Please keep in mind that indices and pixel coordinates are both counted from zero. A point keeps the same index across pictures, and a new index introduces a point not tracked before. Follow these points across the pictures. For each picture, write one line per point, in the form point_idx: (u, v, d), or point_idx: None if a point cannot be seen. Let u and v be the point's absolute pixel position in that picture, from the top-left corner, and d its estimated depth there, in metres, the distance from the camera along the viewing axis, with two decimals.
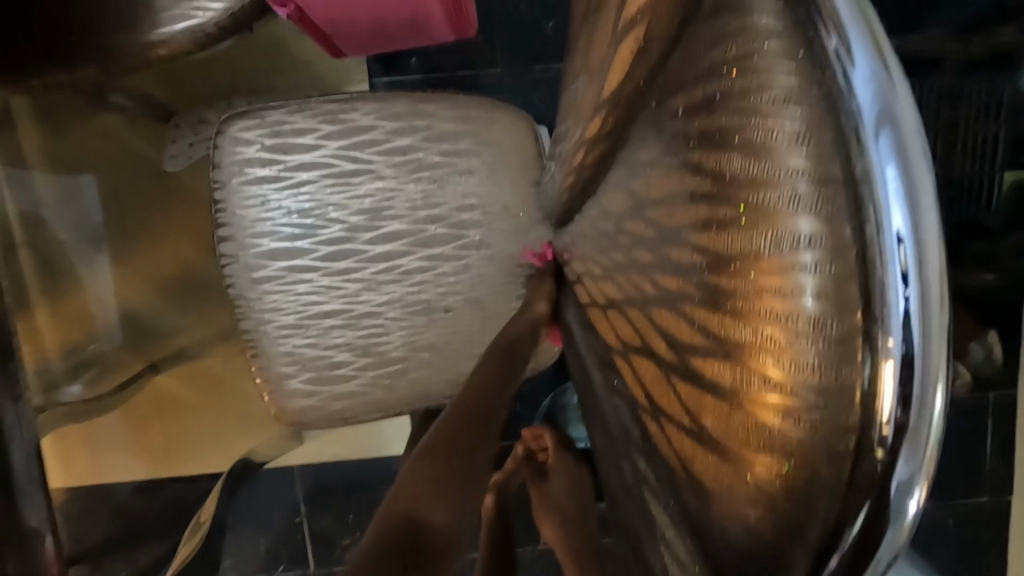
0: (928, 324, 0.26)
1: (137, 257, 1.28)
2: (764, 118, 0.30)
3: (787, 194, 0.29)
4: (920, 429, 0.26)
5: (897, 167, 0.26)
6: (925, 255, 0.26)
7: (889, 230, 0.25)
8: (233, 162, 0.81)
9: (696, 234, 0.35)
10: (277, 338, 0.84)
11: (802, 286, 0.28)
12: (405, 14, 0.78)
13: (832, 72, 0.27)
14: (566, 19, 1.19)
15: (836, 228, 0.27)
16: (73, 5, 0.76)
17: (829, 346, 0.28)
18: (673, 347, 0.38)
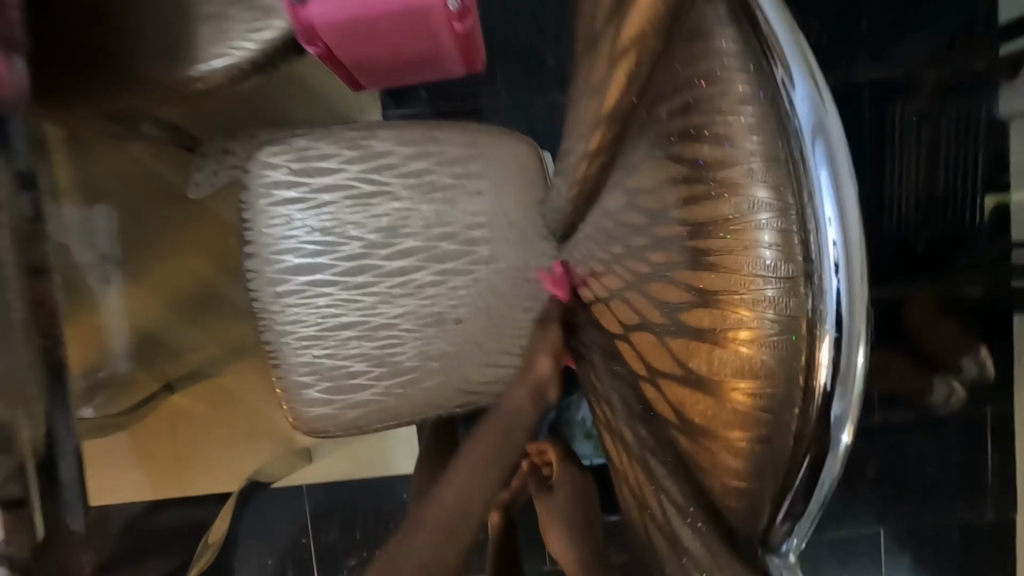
0: (852, 297, 0.31)
1: (157, 277, 1.32)
2: (728, 119, 0.35)
3: (747, 179, 0.34)
4: (850, 380, 0.31)
5: (830, 170, 0.31)
6: (849, 241, 0.31)
7: (823, 218, 0.31)
8: (260, 184, 0.87)
9: (678, 211, 0.41)
10: (296, 349, 0.89)
11: (759, 258, 0.34)
12: (421, 50, 0.85)
13: (780, 82, 0.32)
14: (565, 54, 1.28)
15: (784, 211, 0.33)
16: (121, 44, 0.83)
17: (782, 310, 0.33)
18: (664, 312, 0.44)
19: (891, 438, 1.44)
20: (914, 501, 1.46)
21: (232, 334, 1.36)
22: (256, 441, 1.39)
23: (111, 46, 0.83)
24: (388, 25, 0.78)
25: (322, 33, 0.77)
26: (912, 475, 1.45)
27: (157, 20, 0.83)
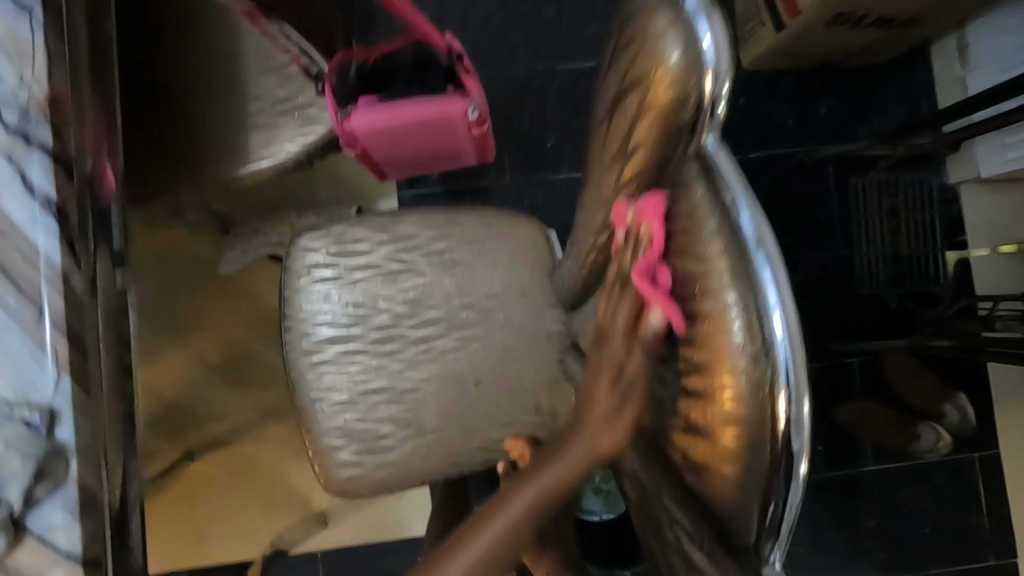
0: (796, 357, 0.43)
1: (187, 349, 1.43)
2: (700, 232, 0.48)
3: (717, 275, 0.47)
4: (801, 419, 0.43)
5: (772, 271, 0.44)
6: (788, 321, 0.43)
7: (770, 304, 0.44)
8: (301, 265, 0.98)
9: (674, 294, 0.52)
10: (330, 414, 0.97)
11: (732, 333, 0.46)
12: (442, 147, 0.99)
13: (733, 209, 0.46)
14: (562, 138, 1.44)
15: (745, 298, 0.45)
16: (185, 150, 0.97)
17: (749, 369, 0.45)
18: (669, 372, 0.55)
19: (884, 484, 1.51)
20: (916, 548, 1.50)
21: (256, 401, 1.44)
22: (274, 510, 1.42)
23: (176, 152, 0.97)
24: (418, 129, 0.92)
25: (361, 138, 0.90)
26: (910, 521, 1.51)
27: (216, 130, 0.97)
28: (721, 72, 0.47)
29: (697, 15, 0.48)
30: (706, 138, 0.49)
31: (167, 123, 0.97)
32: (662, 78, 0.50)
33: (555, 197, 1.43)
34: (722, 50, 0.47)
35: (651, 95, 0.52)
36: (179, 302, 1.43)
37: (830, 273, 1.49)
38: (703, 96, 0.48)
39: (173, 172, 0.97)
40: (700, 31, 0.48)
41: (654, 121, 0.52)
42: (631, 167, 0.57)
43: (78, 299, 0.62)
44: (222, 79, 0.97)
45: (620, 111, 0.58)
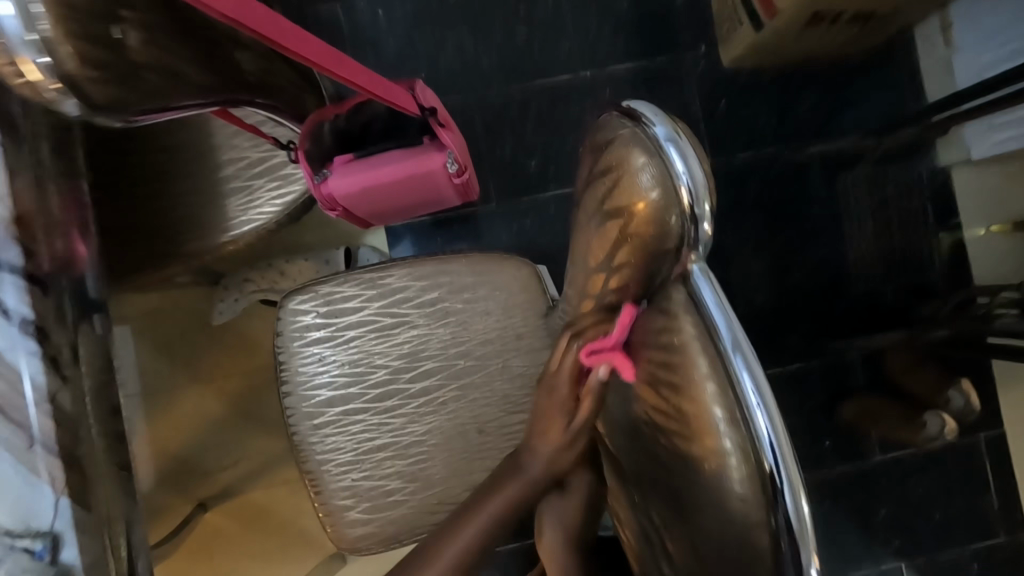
0: (785, 454, 0.42)
1: (188, 403, 1.42)
2: (677, 326, 0.47)
3: (698, 373, 0.45)
4: (803, 519, 0.41)
5: (749, 367, 0.43)
6: (773, 416, 0.42)
7: (751, 401, 0.43)
8: (292, 329, 0.98)
9: (655, 384, 0.51)
10: (336, 475, 0.97)
11: (716, 429, 0.44)
12: (424, 197, 0.97)
13: (704, 304, 0.46)
14: (546, 158, 1.41)
15: (726, 395, 0.44)
16: (161, 223, 0.95)
17: (739, 465, 0.43)
18: (660, 459, 0.53)
19: (891, 473, 1.52)
20: (928, 533, 1.52)
21: (262, 449, 1.43)
22: (290, 555, 1.43)
23: (153, 226, 0.95)
24: (398, 186, 0.91)
25: (341, 200, 0.89)
26: (919, 509, 1.52)
27: (192, 200, 0.96)
28: (698, 192, 0.47)
29: (665, 140, 0.48)
30: (690, 259, 0.48)
31: (148, 197, 0.94)
32: (641, 202, 0.50)
33: (545, 220, 1.41)
34: (698, 172, 0.47)
35: (633, 222, 0.52)
36: (176, 357, 1.42)
37: (824, 271, 1.49)
38: (682, 208, 0.47)
39: (152, 247, 0.95)
40: (671, 158, 0.48)
41: (635, 241, 0.52)
42: (615, 278, 0.56)
43: (68, 418, 0.62)
44: (197, 150, 0.95)
45: (601, 231, 0.57)
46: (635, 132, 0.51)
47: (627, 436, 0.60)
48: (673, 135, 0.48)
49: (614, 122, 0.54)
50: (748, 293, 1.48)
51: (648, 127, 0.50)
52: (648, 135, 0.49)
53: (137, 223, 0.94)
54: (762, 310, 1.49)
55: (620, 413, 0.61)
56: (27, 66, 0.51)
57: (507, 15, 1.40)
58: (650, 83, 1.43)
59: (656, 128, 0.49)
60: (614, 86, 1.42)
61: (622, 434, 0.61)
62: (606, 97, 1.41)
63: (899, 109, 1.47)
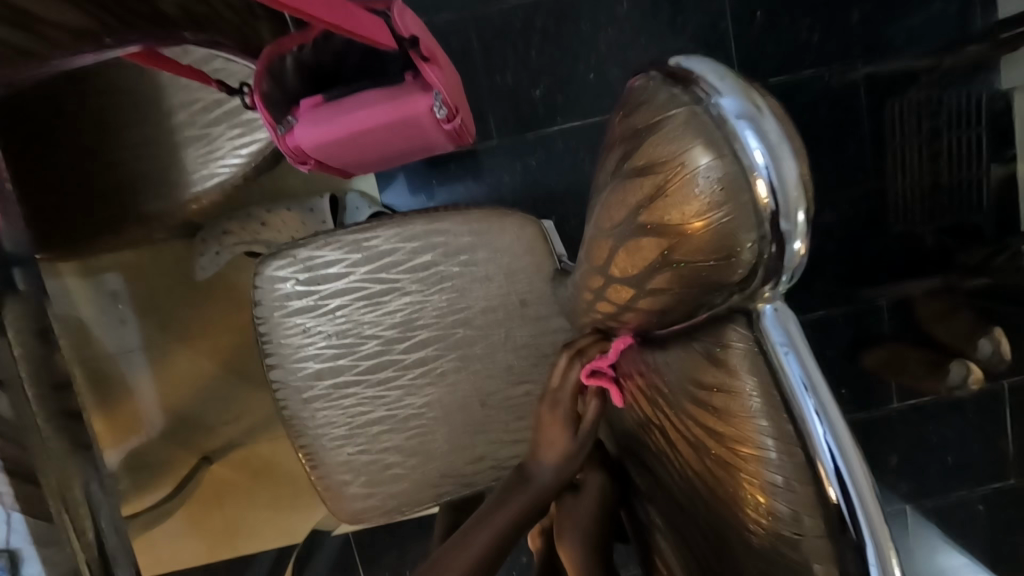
0: (860, 494, 0.34)
1: (181, 360, 1.37)
2: (732, 373, 0.39)
3: (753, 423, 0.38)
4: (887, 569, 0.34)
5: (824, 420, 0.35)
6: (858, 482, 0.35)
7: (827, 466, 0.35)
8: (272, 297, 0.89)
9: (696, 400, 0.43)
10: (332, 449, 0.92)
11: (766, 457, 0.37)
12: (411, 146, 0.84)
13: (768, 346, 0.37)
14: (553, 86, 1.23)
15: (795, 456, 0.36)
16: (113, 181, 0.85)
17: (793, 501, 0.37)
18: (694, 479, 0.46)
19: (908, 420, 1.47)
20: (940, 476, 1.48)
21: (259, 405, 1.40)
22: (301, 502, 1.44)
23: (105, 185, 0.85)
24: (382, 136, 0.78)
25: (311, 152, 0.78)
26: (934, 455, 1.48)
27: (145, 154, 0.85)
28: (790, 201, 0.34)
29: (738, 122, 0.34)
30: (765, 293, 0.37)
31: (88, 151, 0.84)
32: (695, 217, 0.36)
33: (552, 158, 1.26)
34: (790, 171, 0.34)
35: (685, 241, 0.37)
36: (163, 313, 1.35)
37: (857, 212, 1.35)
38: (761, 213, 0.34)
39: (106, 208, 0.86)
40: (747, 137, 0.34)
41: (683, 269, 0.38)
42: (648, 302, 0.43)
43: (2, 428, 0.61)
44: (146, 100, 0.84)
45: (630, 243, 0.41)
46: (692, 108, 0.36)
47: (661, 456, 0.52)
48: (753, 114, 0.34)
49: (658, 92, 0.39)
50: None
51: (709, 104, 0.36)
52: (713, 113, 0.35)
53: (89, 182, 0.85)
54: None
55: (652, 430, 0.53)
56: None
57: None
58: None
59: (726, 105, 0.35)
60: None
61: (657, 453, 0.53)
62: (622, 11, 1.21)
63: (959, 22, 1.26)
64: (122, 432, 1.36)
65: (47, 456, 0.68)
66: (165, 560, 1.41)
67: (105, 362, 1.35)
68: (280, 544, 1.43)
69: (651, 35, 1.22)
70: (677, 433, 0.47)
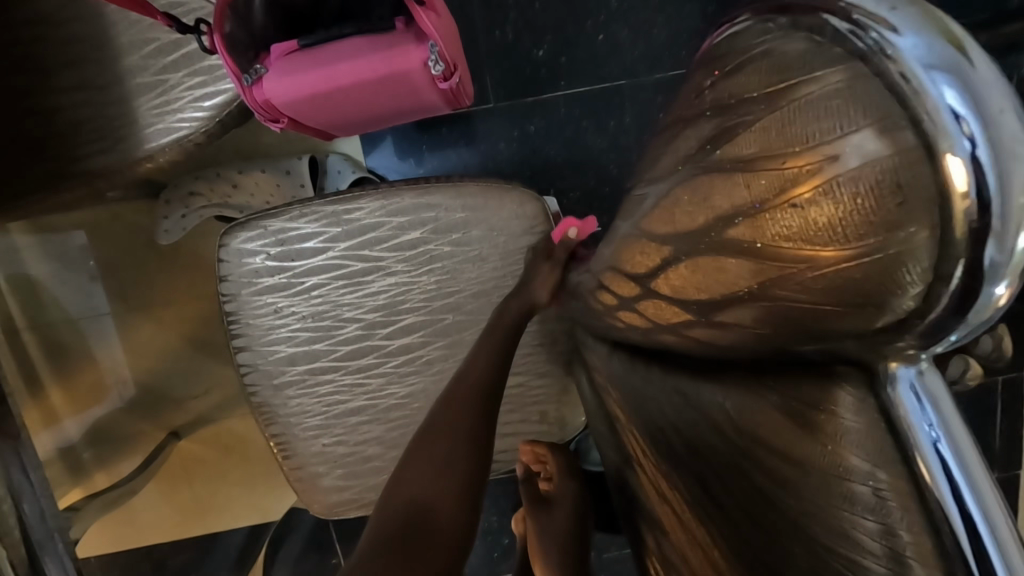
0: (987, 512, 0.29)
1: (140, 329, 1.27)
2: (833, 443, 0.35)
3: (850, 474, 0.34)
4: None
5: (951, 456, 0.30)
6: (984, 499, 0.29)
7: (941, 483, 0.30)
8: (241, 274, 0.80)
9: (766, 448, 0.39)
10: (306, 439, 0.84)
11: (855, 490, 0.35)
12: (403, 104, 0.73)
13: (897, 411, 0.31)
14: (558, 43, 1.12)
15: (903, 493, 0.32)
16: (51, 131, 0.74)
17: (880, 533, 0.34)
18: (727, 516, 0.42)
19: None
20: None
21: (229, 379, 1.31)
22: (274, 480, 1.32)
23: (43, 135, 0.75)
24: (367, 94, 0.68)
25: (283, 110, 0.68)
26: None
27: (87, 103, 0.74)
28: (1012, 214, 0.25)
29: (929, 74, 0.25)
30: (927, 347, 0.30)
31: (23, 94, 0.73)
32: (834, 245, 0.30)
33: (555, 125, 1.15)
34: (1021, 171, 0.25)
35: (817, 275, 0.32)
36: (121, 278, 1.24)
37: None
38: (974, 218, 0.25)
39: (44, 162, 0.76)
40: (938, 92, 0.25)
41: (781, 303, 0.34)
42: (706, 333, 0.41)
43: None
44: (89, 39, 0.72)
45: (714, 259, 0.39)
46: (856, 68, 0.28)
47: (683, 474, 0.46)
48: (952, 63, 0.26)
49: (791, 42, 0.32)
50: None
51: (884, 61, 0.27)
52: (886, 65, 0.27)
53: (24, 132, 0.74)
54: None
55: (674, 459, 0.47)
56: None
57: None
58: None
59: (906, 45, 0.26)
60: None
61: (678, 476, 0.47)
62: None
63: None
64: (85, 400, 1.28)
65: None
66: (128, 535, 1.31)
67: (64, 327, 1.25)
68: (248, 523, 1.32)
69: None
70: (719, 461, 0.43)
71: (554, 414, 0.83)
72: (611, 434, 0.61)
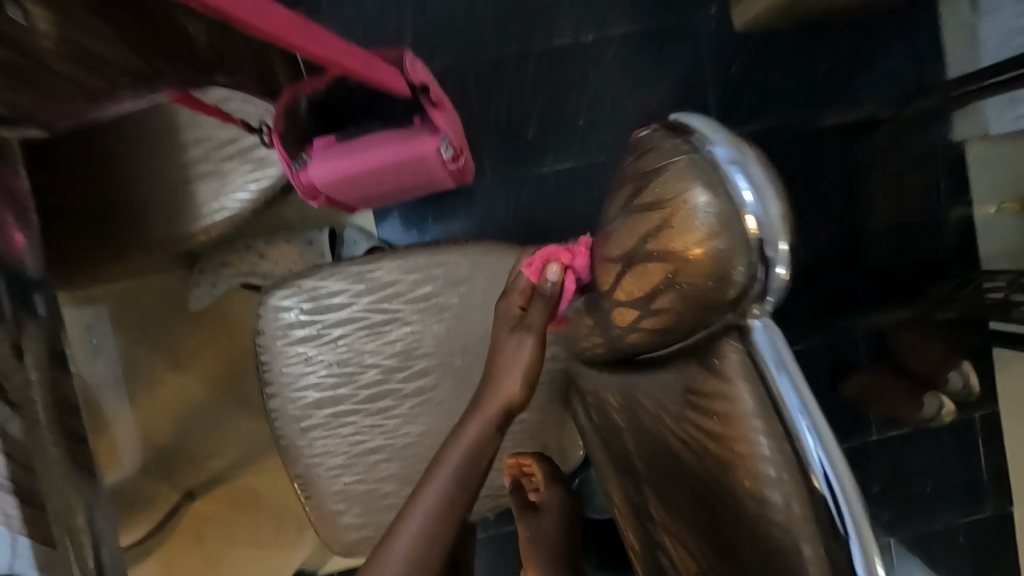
0: (838, 471, 0.39)
1: (164, 391, 1.35)
2: (728, 379, 0.43)
3: (748, 431, 0.42)
4: (866, 535, 0.38)
5: (810, 421, 0.39)
6: (836, 464, 0.39)
7: (808, 449, 0.39)
8: (275, 327, 0.91)
9: (692, 410, 0.47)
10: (328, 478, 0.92)
11: (762, 465, 0.41)
12: (415, 182, 0.89)
13: (773, 386, 0.41)
14: (544, 125, 1.32)
15: (783, 451, 0.40)
16: (123, 211, 0.89)
17: (777, 493, 0.41)
18: (686, 490, 0.50)
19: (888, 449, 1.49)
20: (922, 506, 1.49)
21: (249, 435, 1.38)
22: (287, 535, 1.37)
23: (116, 213, 0.88)
24: (389, 175, 0.84)
25: (322, 189, 0.83)
26: (914, 484, 1.50)
27: (156, 187, 0.89)
28: (774, 233, 0.40)
29: (728, 167, 0.42)
30: (756, 311, 0.42)
31: (104, 182, 0.88)
32: (695, 246, 0.44)
33: (544, 194, 1.32)
34: (774, 208, 0.41)
35: (684, 269, 0.45)
36: (152, 342, 1.35)
37: (836, 247, 1.42)
38: (751, 237, 0.41)
39: (115, 237, 0.89)
40: (738, 185, 0.41)
41: (685, 288, 0.45)
42: (650, 322, 0.50)
43: (21, 454, 0.61)
44: (161, 137, 0.88)
45: (640, 268, 0.50)
46: (692, 157, 0.45)
47: (653, 467, 0.56)
48: (738, 159, 0.42)
49: (664, 142, 0.49)
50: None
51: (708, 149, 0.44)
52: (707, 160, 0.44)
53: (100, 213, 0.88)
54: None
55: (647, 453, 0.56)
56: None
57: None
58: (659, 43, 1.33)
59: (717, 152, 0.43)
60: (618, 48, 1.32)
61: (649, 467, 0.57)
62: (610, 59, 1.31)
63: (918, 75, 1.37)
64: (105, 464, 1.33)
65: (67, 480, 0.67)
66: None
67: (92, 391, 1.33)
68: None
69: (635, 80, 1.32)
70: (671, 447, 0.51)
71: (553, 444, 0.92)
72: (602, 447, 0.71)
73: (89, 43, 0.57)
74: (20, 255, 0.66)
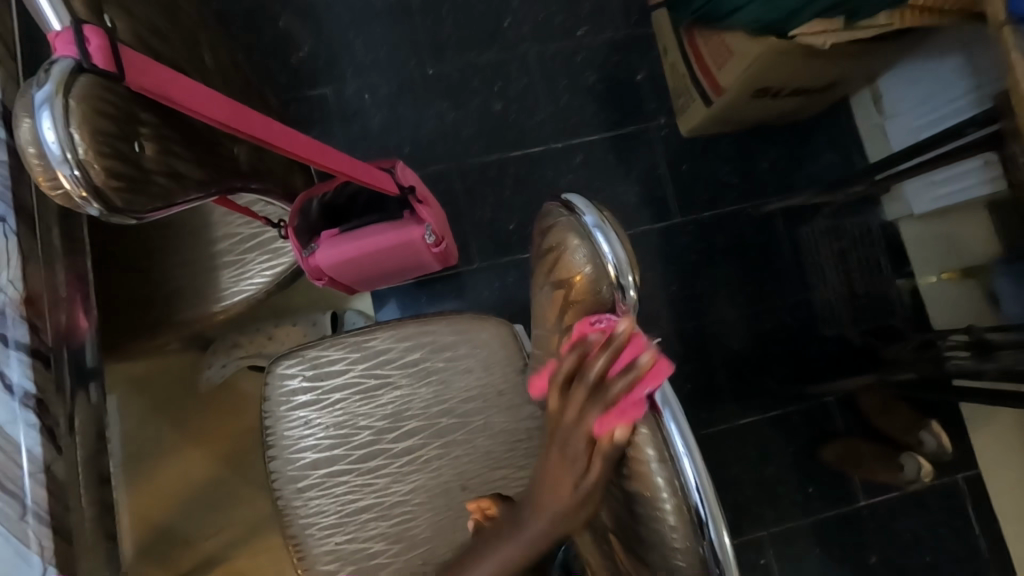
0: (692, 458, 0.54)
1: (171, 471, 1.42)
2: None
3: (638, 437, 0.55)
4: (713, 506, 0.53)
5: (676, 427, 0.55)
6: (691, 455, 0.54)
7: (674, 442, 0.54)
8: (279, 393, 1.02)
9: None
10: (319, 539, 0.98)
11: (645, 451, 0.55)
12: (404, 262, 1.07)
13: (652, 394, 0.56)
14: (523, 219, 1.52)
15: (660, 449, 0.55)
16: (157, 295, 1.03)
17: (658, 473, 0.54)
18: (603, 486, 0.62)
19: (878, 515, 1.49)
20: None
21: (246, 515, 1.41)
22: None
23: (151, 297, 1.03)
24: (381, 256, 1.02)
25: (326, 271, 0.99)
26: (909, 552, 1.48)
27: (188, 274, 1.05)
28: (623, 265, 0.59)
29: (593, 228, 0.61)
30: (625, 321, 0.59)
31: (145, 270, 1.04)
32: (575, 272, 0.62)
33: (524, 278, 1.49)
34: (620, 250, 0.60)
35: (572, 292, 0.62)
36: (164, 422, 1.43)
37: (795, 316, 1.55)
38: (610, 271, 0.59)
39: (145, 317, 1.03)
40: (598, 240, 0.60)
41: (577, 305, 0.62)
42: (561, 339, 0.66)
43: (60, 490, 0.73)
44: (196, 232, 1.06)
45: (549, 300, 0.66)
46: (570, 219, 0.63)
47: None
48: (598, 221, 0.61)
49: (553, 212, 0.66)
50: (721, 338, 1.54)
51: (580, 215, 0.62)
52: (577, 221, 0.62)
53: (136, 296, 1.03)
54: (735, 353, 1.54)
55: None
56: (58, 178, 0.63)
57: (484, 90, 1.56)
58: (618, 148, 1.57)
59: (585, 217, 0.62)
60: (584, 153, 1.56)
61: None
62: (578, 163, 1.55)
63: (845, 166, 1.60)
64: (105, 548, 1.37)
65: (85, 532, 0.75)
66: None
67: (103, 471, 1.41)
68: None
69: (600, 179, 1.55)
70: None
71: None
72: None
73: (179, 164, 0.75)
74: (80, 338, 0.82)
